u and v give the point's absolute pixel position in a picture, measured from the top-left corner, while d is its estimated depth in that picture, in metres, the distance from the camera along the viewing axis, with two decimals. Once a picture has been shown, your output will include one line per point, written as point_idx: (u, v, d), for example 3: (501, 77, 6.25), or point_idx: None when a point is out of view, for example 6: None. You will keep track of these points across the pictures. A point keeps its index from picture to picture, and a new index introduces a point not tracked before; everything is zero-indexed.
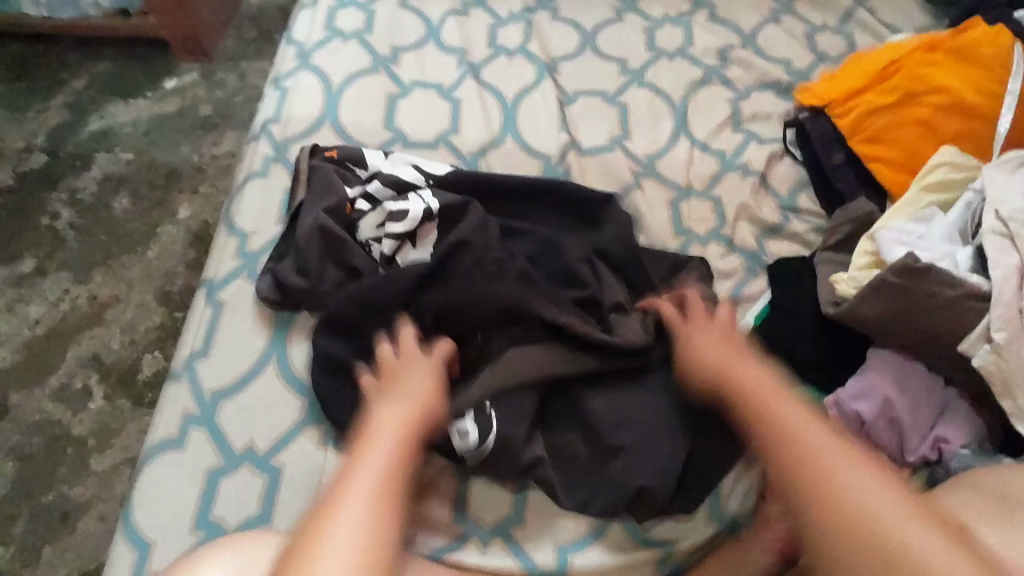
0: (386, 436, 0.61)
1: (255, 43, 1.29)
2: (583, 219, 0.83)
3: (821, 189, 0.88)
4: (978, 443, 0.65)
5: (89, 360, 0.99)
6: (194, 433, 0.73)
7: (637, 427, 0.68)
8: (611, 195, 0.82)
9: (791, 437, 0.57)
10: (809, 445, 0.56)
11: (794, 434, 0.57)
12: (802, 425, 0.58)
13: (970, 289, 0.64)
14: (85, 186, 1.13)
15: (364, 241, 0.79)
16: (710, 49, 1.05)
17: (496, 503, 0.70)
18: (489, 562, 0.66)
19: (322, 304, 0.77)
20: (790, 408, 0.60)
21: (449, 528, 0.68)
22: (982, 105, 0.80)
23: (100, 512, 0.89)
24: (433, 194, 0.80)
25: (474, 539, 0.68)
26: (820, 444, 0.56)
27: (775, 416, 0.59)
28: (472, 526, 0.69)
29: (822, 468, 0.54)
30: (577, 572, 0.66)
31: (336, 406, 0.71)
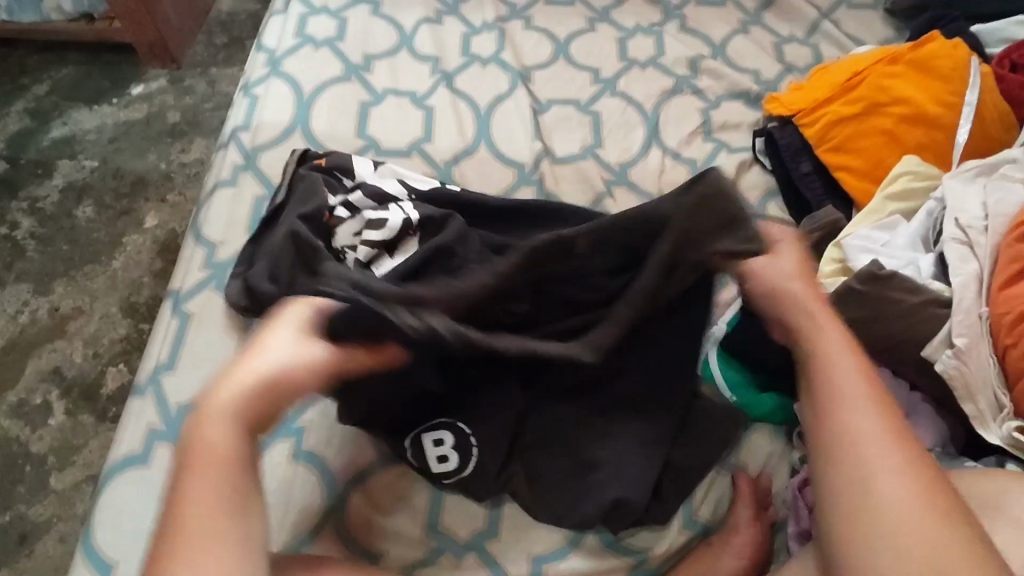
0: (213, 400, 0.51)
1: (225, 49, 1.27)
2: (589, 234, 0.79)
3: (790, 195, 0.90)
4: (944, 445, 0.67)
5: (50, 374, 0.96)
6: (159, 449, 0.72)
7: (613, 440, 0.67)
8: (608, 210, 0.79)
9: (840, 422, 0.53)
10: (848, 433, 0.52)
11: (844, 417, 0.53)
12: (853, 406, 0.53)
13: (932, 297, 0.66)
14: (46, 194, 1.10)
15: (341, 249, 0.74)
16: (681, 59, 1.07)
17: (471, 516, 0.69)
18: None
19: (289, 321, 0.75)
20: (848, 382, 0.55)
21: (422, 542, 0.67)
22: (943, 115, 0.82)
23: (61, 533, 0.85)
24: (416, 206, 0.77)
25: (448, 553, 0.67)
26: (867, 433, 0.52)
27: (833, 390, 0.55)
28: (446, 540, 0.68)
29: (858, 451, 0.51)
30: None
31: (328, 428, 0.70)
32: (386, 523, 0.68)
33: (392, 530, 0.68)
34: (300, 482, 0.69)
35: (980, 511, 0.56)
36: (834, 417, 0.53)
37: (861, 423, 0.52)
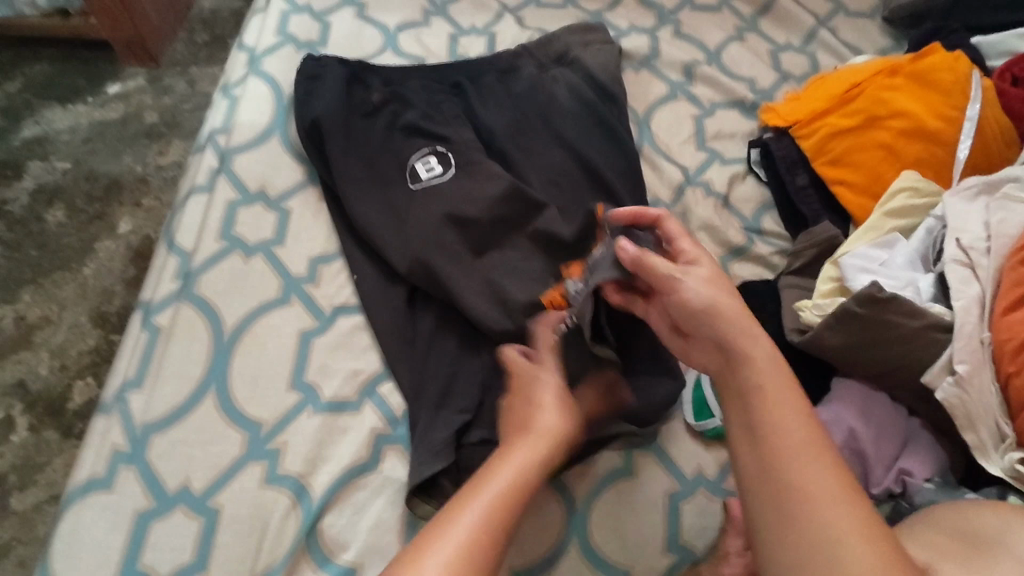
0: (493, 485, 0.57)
1: (207, 48, 1.23)
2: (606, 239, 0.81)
3: (785, 210, 0.88)
4: (943, 474, 0.64)
5: (14, 387, 0.91)
6: (123, 472, 0.68)
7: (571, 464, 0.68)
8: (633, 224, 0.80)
9: (806, 516, 0.48)
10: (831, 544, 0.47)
11: (811, 512, 0.48)
12: (837, 517, 0.48)
13: (932, 321, 0.63)
14: (16, 197, 1.06)
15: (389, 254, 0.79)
16: (676, 64, 1.04)
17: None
18: None
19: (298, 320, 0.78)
20: (822, 485, 0.49)
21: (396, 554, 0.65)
22: (944, 130, 0.80)
23: (20, 556, 0.81)
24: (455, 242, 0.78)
25: None
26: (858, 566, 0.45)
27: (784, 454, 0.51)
28: None
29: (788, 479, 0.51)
30: None
31: (314, 439, 0.70)
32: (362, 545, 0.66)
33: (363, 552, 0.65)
34: (273, 506, 0.67)
35: (983, 549, 0.53)
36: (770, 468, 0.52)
37: (858, 553, 0.46)
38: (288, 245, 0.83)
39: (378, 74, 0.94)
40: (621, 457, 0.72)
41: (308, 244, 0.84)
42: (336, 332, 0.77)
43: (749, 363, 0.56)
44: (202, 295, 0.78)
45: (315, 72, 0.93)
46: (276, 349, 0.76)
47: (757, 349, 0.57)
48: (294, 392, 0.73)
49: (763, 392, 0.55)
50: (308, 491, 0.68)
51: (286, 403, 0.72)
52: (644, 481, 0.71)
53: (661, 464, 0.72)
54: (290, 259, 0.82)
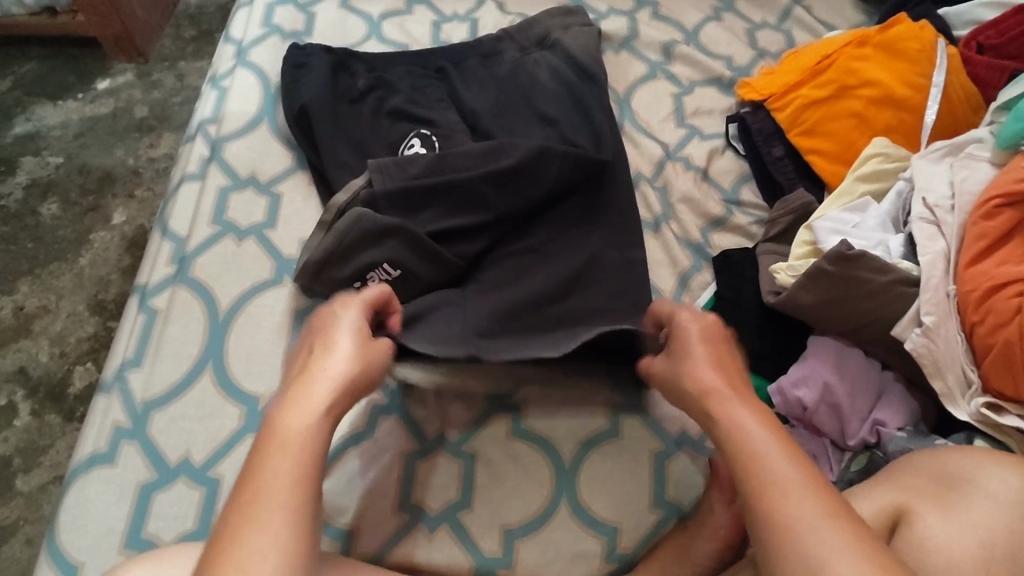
0: (283, 456, 0.51)
1: (194, 43, 1.25)
2: (586, 212, 0.85)
3: (763, 182, 0.90)
4: (915, 423, 0.67)
5: (15, 374, 0.93)
6: (125, 447, 0.70)
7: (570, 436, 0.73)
8: (617, 195, 0.86)
9: (792, 529, 0.49)
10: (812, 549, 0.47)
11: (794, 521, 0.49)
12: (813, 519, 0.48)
13: (899, 276, 0.66)
14: (9, 192, 1.07)
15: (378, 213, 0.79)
16: (655, 44, 1.06)
17: (444, 489, 0.70)
18: (437, 551, 0.67)
19: (291, 300, 0.80)
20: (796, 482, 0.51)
21: (394, 515, 0.68)
22: (912, 97, 0.82)
23: (27, 535, 0.83)
24: (441, 214, 0.79)
25: (421, 527, 0.68)
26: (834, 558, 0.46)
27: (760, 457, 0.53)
28: (420, 514, 0.69)
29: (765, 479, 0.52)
30: (522, 556, 0.67)
31: None
32: (359, 508, 0.68)
33: (361, 515, 0.68)
34: None
35: (955, 488, 0.56)
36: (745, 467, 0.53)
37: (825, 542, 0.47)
38: (279, 227, 0.85)
39: (364, 61, 0.96)
40: (608, 420, 0.74)
41: (299, 227, 0.86)
42: (328, 308, 0.80)
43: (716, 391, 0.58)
44: (196, 279, 0.80)
45: (300, 60, 0.95)
46: (270, 327, 0.78)
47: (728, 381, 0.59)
48: None
49: (730, 411, 0.57)
50: None
51: (281, 377, 0.75)
52: (631, 441, 0.73)
53: (648, 429, 0.74)
54: (281, 241, 0.84)
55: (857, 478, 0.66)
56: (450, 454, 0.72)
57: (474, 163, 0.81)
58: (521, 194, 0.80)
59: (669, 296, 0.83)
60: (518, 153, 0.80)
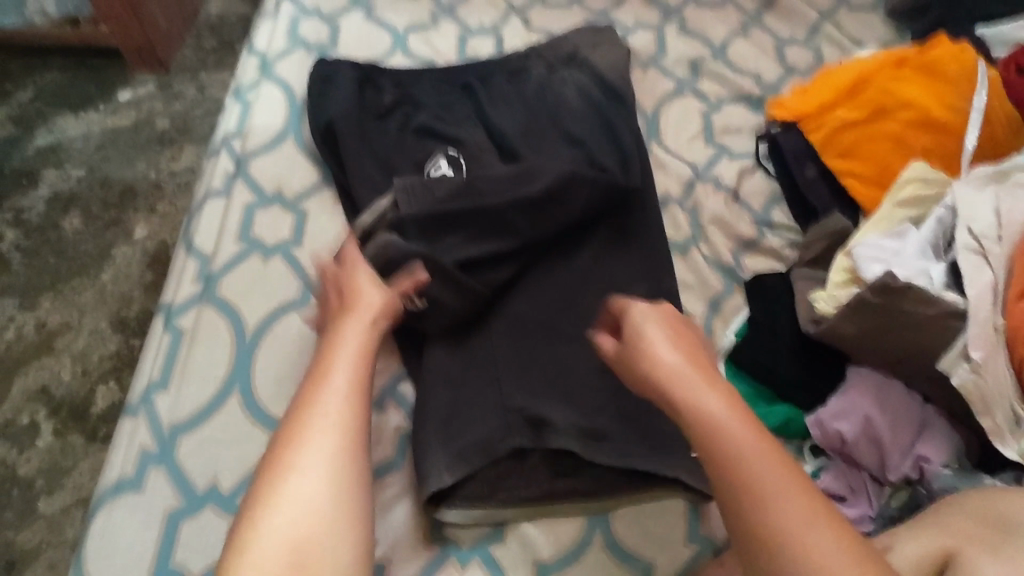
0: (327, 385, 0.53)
1: (215, 53, 1.24)
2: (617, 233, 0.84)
3: (795, 204, 0.89)
4: (958, 458, 0.66)
5: (37, 393, 0.93)
6: (153, 472, 0.69)
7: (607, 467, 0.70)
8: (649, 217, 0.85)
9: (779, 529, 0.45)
10: (769, 517, 0.46)
11: (748, 481, 0.47)
12: (775, 487, 0.46)
13: (947, 307, 0.64)
14: (31, 205, 1.07)
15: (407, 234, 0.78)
16: (683, 61, 1.05)
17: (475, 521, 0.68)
18: None
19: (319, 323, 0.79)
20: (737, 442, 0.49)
21: (426, 547, 0.67)
22: (951, 121, 0.81)
23: (51, 559, 0.83)
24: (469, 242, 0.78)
25: (453, 560, 0.67)
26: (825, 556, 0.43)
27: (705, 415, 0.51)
28: (451, 547, 0.68)
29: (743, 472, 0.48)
30: None
31: None
32: (391, 538, 0.67)
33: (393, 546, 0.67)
34: None
35: (1004, 529, 0.54)
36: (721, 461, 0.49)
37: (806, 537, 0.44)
38: (305, 246, 0.84)
39: (390, 76, 0.95)
40: None
41: (324, 245, 0.85)
42: None
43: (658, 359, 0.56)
44: (223, 299, 0.80)
45: (326, 75, 0.94)
46: (297, 348, 0.77)
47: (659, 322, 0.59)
48: None
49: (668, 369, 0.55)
50: None
51: None
52: None
53: None
54: (308, 260, 0.83)
55: (897, 515, 0.65)
56: (486, 494, 0.68)
57: (499, 188, 0.80)
58: (552, 221, 0.79)
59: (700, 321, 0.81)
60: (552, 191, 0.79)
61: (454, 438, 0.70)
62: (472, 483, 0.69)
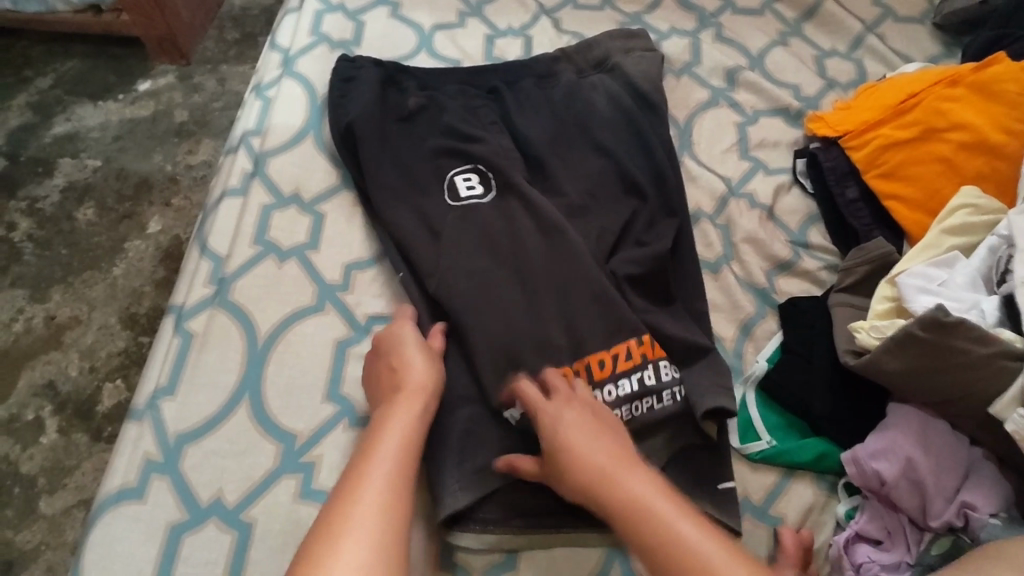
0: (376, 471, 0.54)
1: (237, 46, 1.22)
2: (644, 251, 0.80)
3: (834, 224, 0.85)
4: (1008, 508, 0.61)
5: (44, 388, 0.91)
6: (156, 482, 0.67)
7: None
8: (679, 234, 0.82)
9: None
10: None
11: None
12: None
13: (1002, 347, 0.60)
14: (46, 194, 1.05)
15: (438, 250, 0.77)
16: (718, 70, 1.01)
17: (489, 547, 0.65)
18: None
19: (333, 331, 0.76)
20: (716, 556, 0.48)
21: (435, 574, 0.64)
22: (1008, 144, 0.76)
23: (49, 561, 0.81)
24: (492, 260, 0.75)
25: None
26: None
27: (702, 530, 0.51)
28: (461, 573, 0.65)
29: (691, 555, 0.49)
30: None
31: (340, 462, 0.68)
32: None
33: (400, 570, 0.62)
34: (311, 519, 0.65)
35: None
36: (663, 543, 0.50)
37: None
38: (322, 250, 0.82)
39: (415, 77, 0.92)
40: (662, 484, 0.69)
41: (342, 249, 0.82)
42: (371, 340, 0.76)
43: (633, 494, 0.53)
44: (236, 303, 0.77)
45: (350, 74, 0.91)
46: (310, 359, 0.74)
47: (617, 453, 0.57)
48: (329, 404, 0.72)
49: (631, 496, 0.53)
50: None
51: (320, 414, 0.71)
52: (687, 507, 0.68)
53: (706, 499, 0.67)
54: (324, 265, 0.81)
55: (937, 563, 0.60)
56: (501, 518, 0.66)
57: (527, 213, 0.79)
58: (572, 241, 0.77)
59: (728, 344, 0.77)
60: (616, 253, 0.80)
61: (469, 460, 0.67)
62: (487, 505, 0.66)
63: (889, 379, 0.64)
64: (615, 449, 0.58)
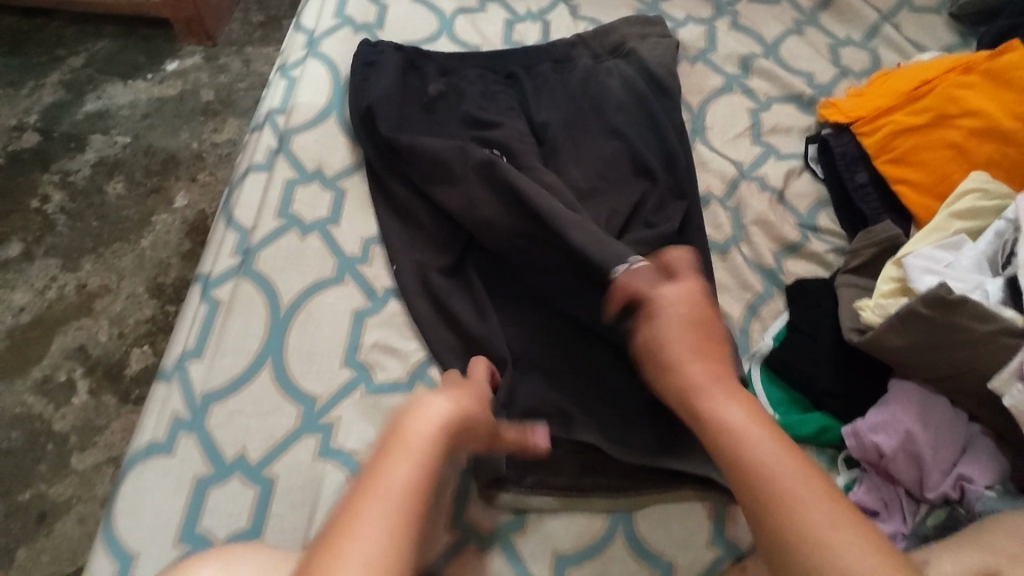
0: (394, 468, 0.52)
1: (261, 28, 1.25)
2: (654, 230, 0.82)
3: (844, 209, 0.86)
4: (1004, 482, 0.63)
5: (75, 352, 0.95)
6: (183, 438, 0.70)
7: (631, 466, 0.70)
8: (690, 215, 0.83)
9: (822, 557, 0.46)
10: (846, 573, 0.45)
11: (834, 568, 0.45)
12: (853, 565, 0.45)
13: (1003, 325, 0.61)
14: (78, 168, 1.09)
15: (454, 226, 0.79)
16: (732, 57, 1.02)
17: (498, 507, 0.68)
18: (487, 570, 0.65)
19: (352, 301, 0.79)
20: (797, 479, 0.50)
21: (447, 531, 0.67)
22: (1019, 131, 0.77)
23: (80, 514, 0.85)
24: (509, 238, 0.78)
25: (471, 546, 0.66)
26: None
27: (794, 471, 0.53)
28: (471, 532, 0.67)
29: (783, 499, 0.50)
30: None
31: (356, 425, 0.71)
32: None
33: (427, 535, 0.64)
34: (330, 477, 0.68)
35: None
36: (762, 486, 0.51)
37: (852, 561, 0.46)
38: (342, 225, 0.84)
39: (434, 61, 0.94)
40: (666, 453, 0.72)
41: (361, 224, 0.85)
42: (388, 311, 0.79)
43: (722, 415, 0.56)
44: (259, 272, 0.80)
45: (372, 56, 0.94)
46: (329, 328, 0.77)
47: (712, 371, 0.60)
48: (347, 369, 0.75)
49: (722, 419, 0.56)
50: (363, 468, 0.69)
51: (339, 379, 0.74)
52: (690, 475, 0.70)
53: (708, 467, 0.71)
54: (345, 239, 0.83)
55: (933, 534, 0.62)
56: (514, 479, 0.69)
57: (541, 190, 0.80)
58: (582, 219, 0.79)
59: (735, 321, 0.79)
60: (624, 234, 0.82)
61: None
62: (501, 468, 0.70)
63: (890, 356, 0.66)
64: (713, 370, 0.61)
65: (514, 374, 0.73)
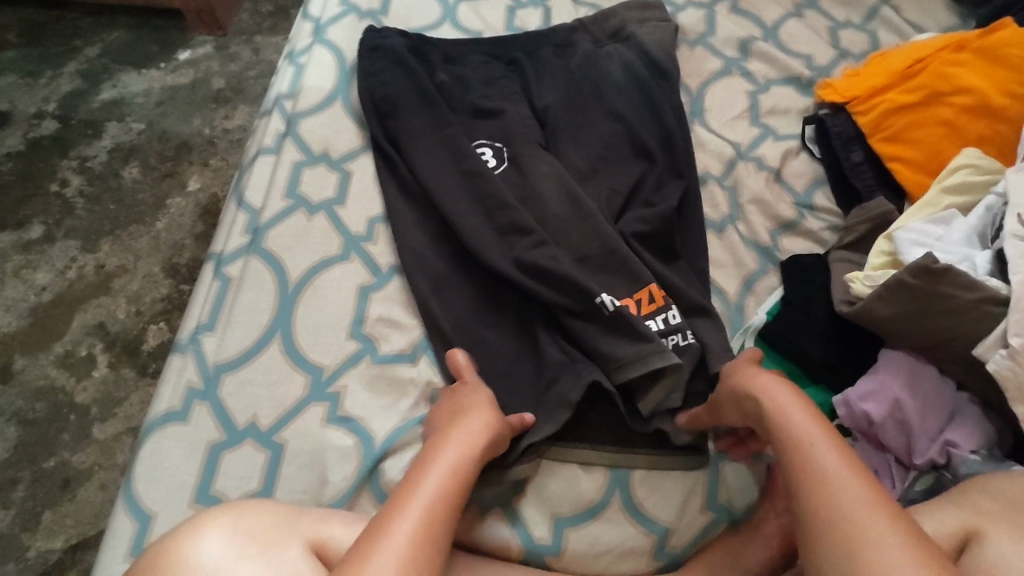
0: (432, 474, 0.58)
1: (271, 18, 1.28)
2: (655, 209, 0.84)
3: (839, 187, 0.88)
4: (989, 446, 0.65)
5: (95, 328, 0.99)
6: (198, 406, 0.74)
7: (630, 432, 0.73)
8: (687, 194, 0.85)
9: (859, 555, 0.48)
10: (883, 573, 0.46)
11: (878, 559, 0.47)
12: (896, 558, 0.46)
13: (987, 293, 0.63)
14: (95, 154, 1.13)
15: (456, 204, 0.82)
16: (732, 40, 1.04)
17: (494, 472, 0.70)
18: (489, 532, 0.68)
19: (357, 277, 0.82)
20: (837, 478, 0.52)
21: None
22: (1010, 107, 0.79)
23: (101, 480, 0.89)
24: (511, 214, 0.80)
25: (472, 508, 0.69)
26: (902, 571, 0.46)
27: (809, 449, 0.55)
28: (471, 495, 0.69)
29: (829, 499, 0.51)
30: (572, 546, 0.68)
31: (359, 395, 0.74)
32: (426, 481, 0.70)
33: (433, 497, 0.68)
34: (338, 441, 0.72)
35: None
36: (819, 494, 0.52)
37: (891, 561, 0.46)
38: (348, 205, 0.87)
39: (438, 47, 0.96)
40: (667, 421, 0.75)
41: (365, 202, 0.87)
42: (391, 287, 0.81)
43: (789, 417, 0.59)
44: (268, 249, 0.83)
45: (376, 42, 0.96)
46: (335, 302, 0.80)
47: (786, 387, 0.62)
48: (352, 341, 0.78)
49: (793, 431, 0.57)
50: (369, 434, 0.72)
51: (345, 350, 0.77)
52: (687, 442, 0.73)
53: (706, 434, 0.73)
54: (350, 218, 0.86)
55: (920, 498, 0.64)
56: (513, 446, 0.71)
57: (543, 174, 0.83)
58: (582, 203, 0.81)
59: (731, 296, 0.81)
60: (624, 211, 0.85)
61: None
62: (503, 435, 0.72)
63: (880, 323, 0.68)
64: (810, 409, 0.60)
65: (516, 344, 0.77)
